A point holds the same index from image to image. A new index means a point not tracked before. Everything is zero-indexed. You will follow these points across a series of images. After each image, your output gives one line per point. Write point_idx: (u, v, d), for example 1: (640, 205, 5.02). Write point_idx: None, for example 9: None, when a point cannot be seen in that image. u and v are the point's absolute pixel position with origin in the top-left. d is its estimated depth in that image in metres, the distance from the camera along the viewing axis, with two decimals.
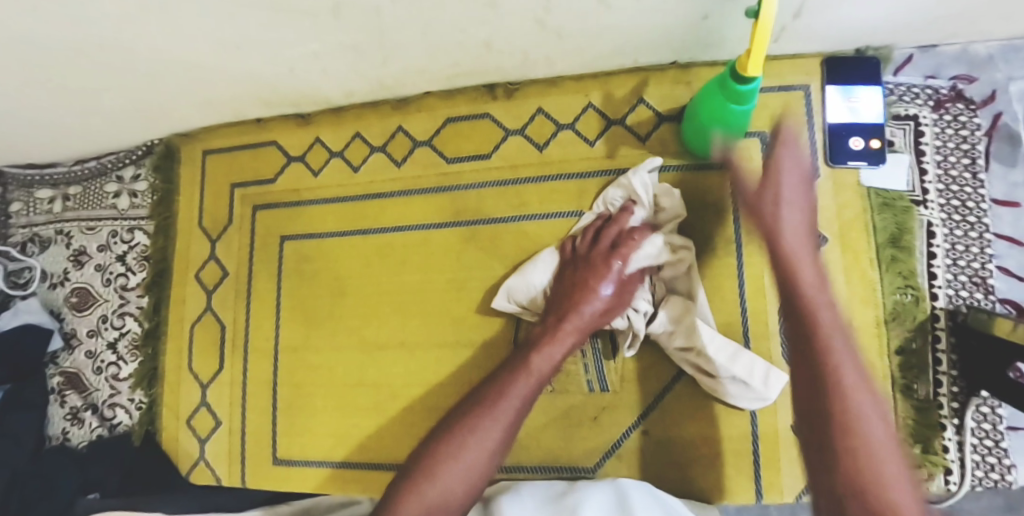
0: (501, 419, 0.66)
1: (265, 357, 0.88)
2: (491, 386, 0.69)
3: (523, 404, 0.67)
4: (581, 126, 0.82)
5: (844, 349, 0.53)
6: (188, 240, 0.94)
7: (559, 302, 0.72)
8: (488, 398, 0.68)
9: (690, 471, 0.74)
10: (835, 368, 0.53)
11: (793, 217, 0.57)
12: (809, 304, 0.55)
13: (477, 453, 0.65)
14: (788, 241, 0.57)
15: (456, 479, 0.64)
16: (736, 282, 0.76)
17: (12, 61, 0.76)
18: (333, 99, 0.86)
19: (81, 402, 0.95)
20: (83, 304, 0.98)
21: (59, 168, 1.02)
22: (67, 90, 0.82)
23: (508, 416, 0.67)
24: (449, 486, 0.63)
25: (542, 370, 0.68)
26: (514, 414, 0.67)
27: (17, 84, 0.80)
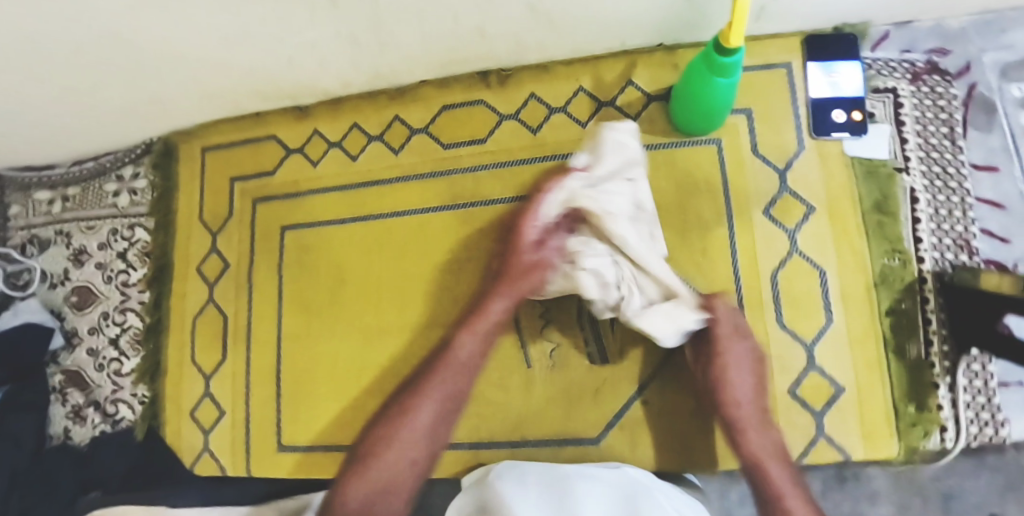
0: (432, 402, 0.73)
1: (267, 346, 0.88)
2: (419, 376, 0.76)
3: (446, 382, 0.74)
4: (573, 109, 0.84)
5: (763, 430, 0.70)
6: (188, 235, 0.95)
7: (489, 281, 0.77)
8: (419, 384, 0.75)
9: (695, 438, 0.75)
10: (757, 449, 0.69)
11: (733, 339, 0.71)
12: (740, 419, 0.70)
13: (411, 435, 0.72)
14: (729, 370, 0.70)
15: (394, 458, 0.72)
16: (729, 253, 0.78)
17: (17, 58, 0.77)
18: (331, 90, 0.88)
19: (83, 400, 0.95)
20: (83, 303, 0.98)
21: (57, 170, 1.03)
22: (70, 87, 0.84)
23: (439, 396, 0.73)
24: (386, 468, 0.71)
25: (467, 353, 0.74)
26: (443, 393, 0.74)
27: (22, 82, 0.82)
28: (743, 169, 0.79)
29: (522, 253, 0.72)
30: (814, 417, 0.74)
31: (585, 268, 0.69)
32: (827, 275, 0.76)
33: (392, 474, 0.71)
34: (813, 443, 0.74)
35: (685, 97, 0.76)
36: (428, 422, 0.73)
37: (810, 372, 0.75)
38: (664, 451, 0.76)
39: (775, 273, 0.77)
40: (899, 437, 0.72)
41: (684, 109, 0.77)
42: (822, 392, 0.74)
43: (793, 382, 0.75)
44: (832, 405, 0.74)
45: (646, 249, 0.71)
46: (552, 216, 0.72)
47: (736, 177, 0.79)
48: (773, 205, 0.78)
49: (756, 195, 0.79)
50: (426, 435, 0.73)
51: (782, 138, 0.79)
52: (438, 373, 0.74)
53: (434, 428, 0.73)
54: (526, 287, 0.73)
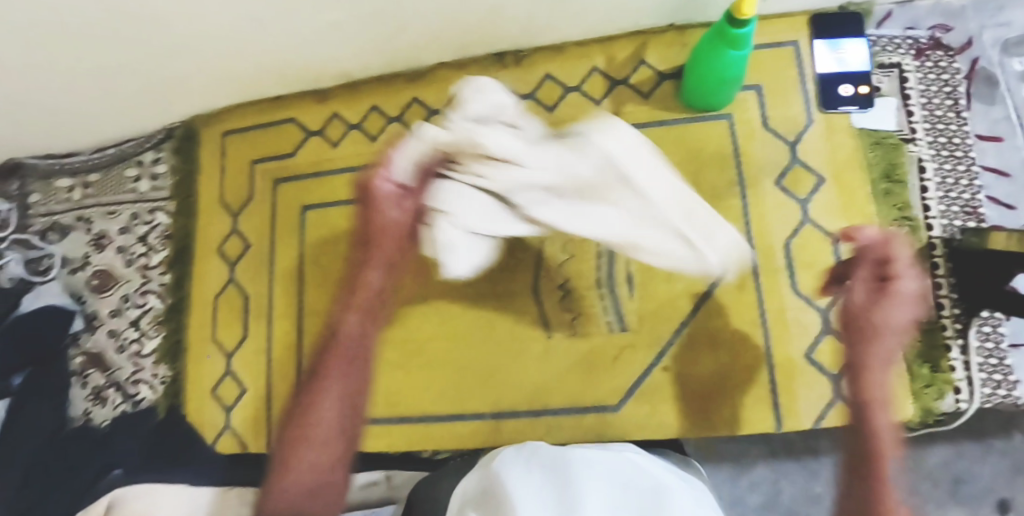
0: (336, 388, 0.75)
1: (289, 322, 0.90)
2: (318, 364, 0.77)
3: (349, 367, 0.76)
4: (587, 88, 0.87)
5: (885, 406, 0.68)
6: (208, 216, 0.97)
7: (356, 256, 0.79)
8: (320, 370, 0.76)
9: (712, 405, 0.77)
10: (875, 420, 0.67)
11: (898, 305, 0.68)
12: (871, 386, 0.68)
13: (323, 423, 0.73)
14: (879, 332, 0.68)
15: (312, 453, 0.72)
16: (742, 223, 0.80)
17: (43, 44, 0.79)
18: (351, 73, 0.90)
19: (104, 381, 0.96)
20: (104, 286, 1.00)
21: (79, 157, 1.04)
22: (94, 73, 0.85)
23: (340, 381, 0.75)
24: (311, 464, 0.72)
25: (350, 335, 0.77)
26: (345, 376, 0.75)
27: (47, 67, 0.83)
28: (754, 142, 0.82)
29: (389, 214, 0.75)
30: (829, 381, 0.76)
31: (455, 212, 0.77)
32: (838, 243, 0.78)
33: (317, 470, 0.72)
34: (830, 407, 0.76)
35: (697, 74, 0.78)
36: (338, 410, 0.74)
37: (825, 336, 0.77)
38: (680, 415, 0.78)
39: (788, 242, 0.79)
40: (914, 398, 0.74)
41: (695, 86, 0.80)
42: (837, 355, 0.76)
43: (808, 346, 0.77)
44: None
45: (512, 147, 0.75)
46: (410, 162, 0.76)
47: (747, 151, 0.81)
48: (785, 176, 0.80)
49: (768, 167, 0.81)
50: (338, 424, 0.74)
51: (792, 113, 0.82)
52: (333, 362, 0.76)
53: (343, 416, 0.74)
54: (395, 247, 0.76)
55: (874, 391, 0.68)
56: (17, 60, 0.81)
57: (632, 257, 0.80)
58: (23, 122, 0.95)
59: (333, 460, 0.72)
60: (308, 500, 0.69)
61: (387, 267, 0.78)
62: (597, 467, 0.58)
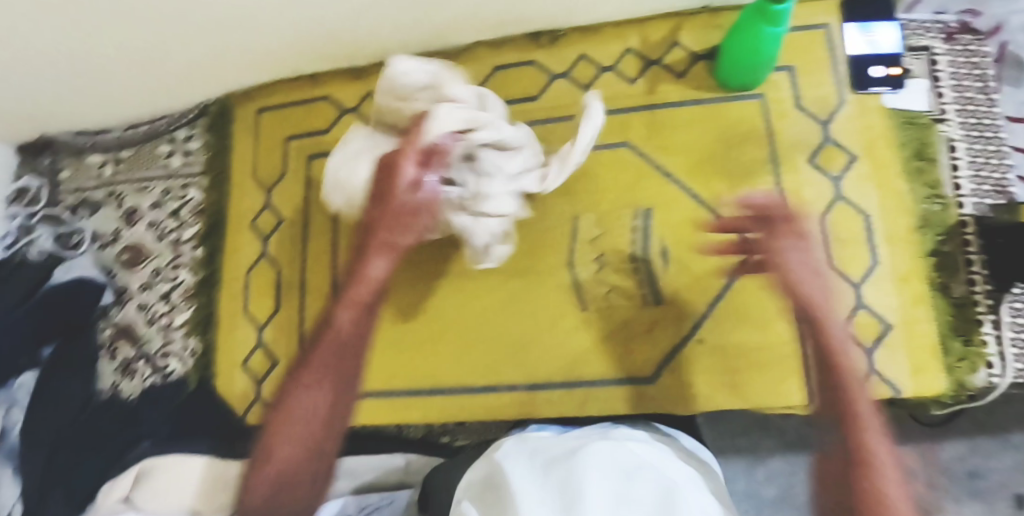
0: (327, 379, 0.66)
1: (321, 296, 0.90)
2: (306, 356, 0.68)
3: (336, 359, 0.66)
4: (621, 68, 0.88)
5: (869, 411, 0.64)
6: (241, 191, 0.98)
7: (359, 245, 0.70)
8: (307, 362, 0.67)
9: (746, 374, 0.78)
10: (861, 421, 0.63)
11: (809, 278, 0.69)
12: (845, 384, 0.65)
13: (299, 420, 0.65)
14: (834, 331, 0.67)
15: (288, 450, 0.65)
16: (776, 199, 0.81)
17: (84, 19, 0.79)
18: (387, 51, 0.92)
19: (134, 353, 0.97)
20: (135, 260, 1.00)
21: (110, 134, 1.05)
22: (132, 49, 0.86)
23: (322, 376, 0.66)
24: (286, 456, 0.65)
25: (342, 330, 0.67)
26: (331, 368, 0.66)
27: (85, 42, 0.83)
28: (787, 120, 0.83)
29: (404, 193, 0.67)
30: (863, 354, 0.77)
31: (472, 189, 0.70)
32: (871, 219, 0.79)
33: (297, 459, 0.65)
34: (866, 380, 0.77)
35: (733, 53, 0.80)
36: (318, 408, 0.65)
37: (860, 310, 0.78)
38: (715, 389, 0.78)
39: (822, 217, 0.80)
40: (948, 371, 0.75)
41: (732, 66, 0.81)
42: (871, 328, 0.77)
43: (843, 319, 0.78)
44: (882, 342, 0.77)
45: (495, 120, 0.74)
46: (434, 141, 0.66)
47: (781, 129, 0.83)
48: (817, 154, 0.82)
49: (802, 145, 0.82)
50: (318, 422, 0.65)
51: (824, 93, 0.83)
52: (317, 350, 0.67)
53: (325, 413, 0.65)
54: (408, 233, 0.68)
55: (854, 389, 0.65)
56: (56, 34, 0.82)
57: (662, 232, 0.82)
58: (59, 96, 0.95)
59: (312, 453, 0.65)
60: (291, 483, 0.65)
61: (389, 258, 0.68)
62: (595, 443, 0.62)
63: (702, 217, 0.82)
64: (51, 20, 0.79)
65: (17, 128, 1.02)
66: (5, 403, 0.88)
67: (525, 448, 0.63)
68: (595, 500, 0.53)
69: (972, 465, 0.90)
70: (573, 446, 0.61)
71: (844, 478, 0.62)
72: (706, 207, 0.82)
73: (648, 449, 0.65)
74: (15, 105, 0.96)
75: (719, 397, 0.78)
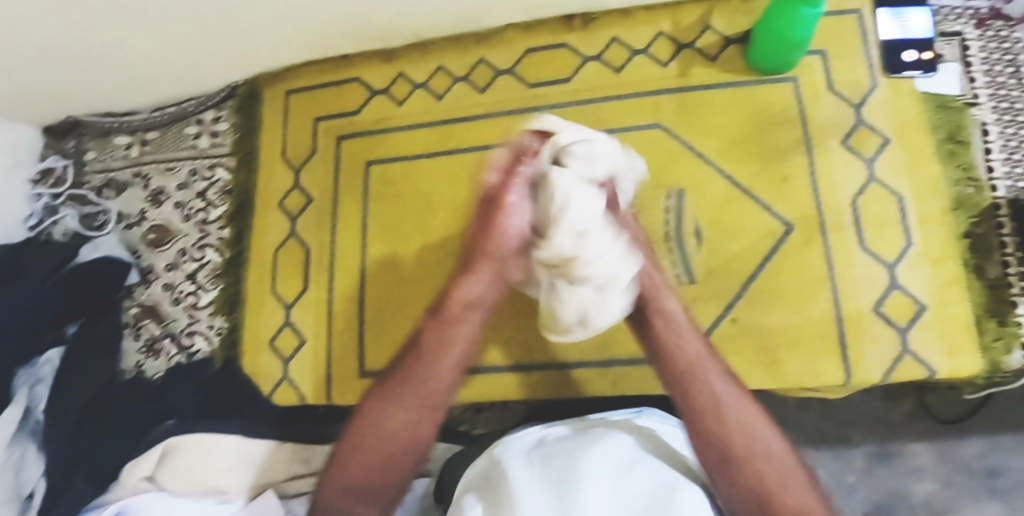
0: (411, 396, 0.68)
1: (351, 275, 0.92)
2: (396, 370, 0.70)
3: (430, 375, 0.68)
4: (654, 50, 0.88)
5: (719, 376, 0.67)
6: (270, 171, 0.98)
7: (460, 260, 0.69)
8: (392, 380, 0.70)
9: (779, 356, 0.78)
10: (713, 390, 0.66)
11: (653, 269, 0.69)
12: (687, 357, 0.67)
13: (382, 431, 0.68)
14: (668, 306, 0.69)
15: (371, 458, 0.67)
16: (809, 180, 0.81)
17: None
18: (420, 32, 0.92)
19: (159, 332, 0.97)
20: (160, 240, 1.00)
21: (137, 116, 1.05)
22: (165, 27, 0.85)
23: (415, 393, 0.68)
24: (368, 462, 0.67)
25: (442, 348, 0.68)
26: (428, 385, 0.68)
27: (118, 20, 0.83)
28: (820, 103, 0.83)
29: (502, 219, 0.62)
30: (897, 335, 0.77)
31: (552, 243, 0.60)
32: (905, 201, 0.80)
33: (375, 470, 0.67)
34: (899, 360, 0.76)
35: (766, 37, 0.80)
36: (403, 421, 0.68)
37: (893, 291, 0.78)
38: (746, 369, 0.79)
39: (855, 199, 0.80)
40: (983, 352, 0.75)
41: (764, 49, 0.81)
42: (906, 309, 0.77)
43: (877, 299, 0.78)
44: (916, 322, 0.77)
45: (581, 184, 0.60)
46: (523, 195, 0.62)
47: (813, 111, 0.83)
48: (850, 136, 0.82)
49: (833, 127, 0.83)
50: (404, 433, 0.68)
51: (856, 76, 0.83)
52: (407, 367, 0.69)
53: (412, 424, 0.68)
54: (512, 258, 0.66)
55: (699, 371, 0.67)
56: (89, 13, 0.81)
57: (697, 213, 0.83)
58: (86, 77, 0.95)
59: (396, 458, 0.68)
60: (369, 488, 0.67)
61: (494, 276, 0.66)
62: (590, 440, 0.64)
63: (734, 197, 0.82)
64: (51, 21, 0.81)
65: (43, 110, 1.02)
66: (29, 381, 0.88)
67: (523, 448, 0.66)
68: (592, 493, 0.57)
69: (993, 464, 0.89)
70: (570, 445, 0.64)
71: (718, 458, 0.64)
72: (738, 188, 0.82)
73: (655, 445, 0.68)
74: (42, 85, 0.95)
75: (748, 379, 0.78)
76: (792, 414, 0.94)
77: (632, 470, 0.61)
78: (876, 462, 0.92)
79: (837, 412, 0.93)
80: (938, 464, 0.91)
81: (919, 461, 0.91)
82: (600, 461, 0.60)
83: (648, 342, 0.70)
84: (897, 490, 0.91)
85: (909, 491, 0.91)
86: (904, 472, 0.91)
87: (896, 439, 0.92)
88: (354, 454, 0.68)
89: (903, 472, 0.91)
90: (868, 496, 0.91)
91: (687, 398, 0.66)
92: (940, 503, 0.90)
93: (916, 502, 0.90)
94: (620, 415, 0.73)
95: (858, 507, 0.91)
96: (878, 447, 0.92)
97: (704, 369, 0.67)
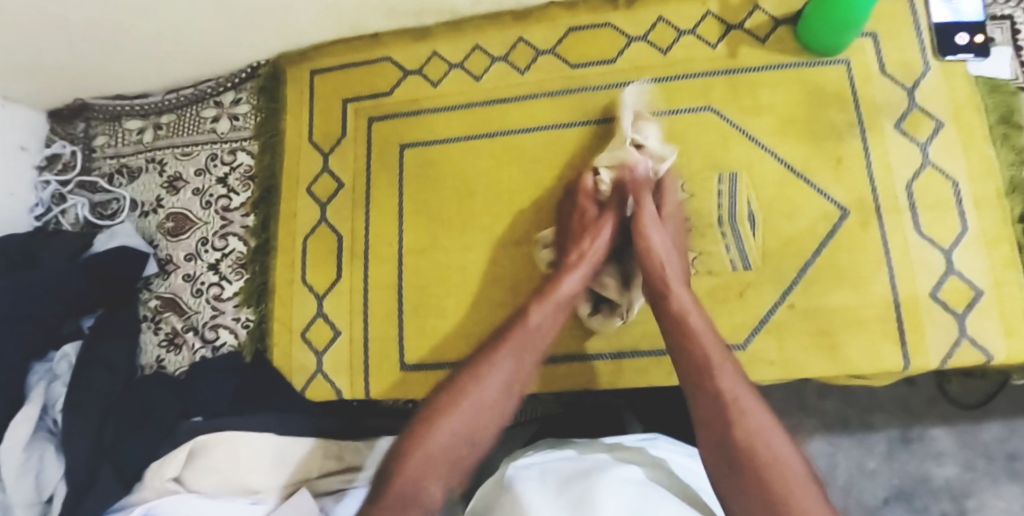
0: (481, 394, 0.65)
1: (387, 262, 0.89)
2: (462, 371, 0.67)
3: (506, 381, 0.66)
4: (702, 31, 0.86)
5: (726, 362, 0.65)
6: (298, 155, 0.95)
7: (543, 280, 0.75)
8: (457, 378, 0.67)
9: (835, 341, 0.77)
10: (718, 372, 0.64)
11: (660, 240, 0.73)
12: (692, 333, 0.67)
13: (471, 406, 0.65)
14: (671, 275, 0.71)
15: (459, 426, 0.64)
16: (863, 163, 0.80)
17: None
18: (458, 9, 0.89)
19: (181, 325, 0.92)
20: (178, 229, 0.95)
21: (151, 99, 0.99)
22: (190, 3, 0.80)
23: (502, 371, 0.67)
24: (453, 429, 0.63)
25: (541, 325, 0.70)
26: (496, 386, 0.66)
27: None
28: (873, 86, 0.82)
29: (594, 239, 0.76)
30: (956, 319, 0.76)
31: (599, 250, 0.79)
32: (959, 185, 0.79)
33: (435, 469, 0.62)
34: (957, 344, 0.76)
35: (824, 20, 0.78)
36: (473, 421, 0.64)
37: (951, 275, 0.77)
38: (802, 355, 0.78)
39: (910, 183, 0.79)
40: None
41: (820, 32, 0.79)
42: (963, 294, 0.77)
43: (934, 283, 0.77)
44: (974, 307, 0.76)
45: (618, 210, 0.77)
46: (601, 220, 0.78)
47: (866, 93, 0.82)
48: (903, 120, 0.81)
49: (887, 110, 0.81)
50: (473, 437, 0.64)
51: (908, 57, 0.82)
52: (506, 341, 0.68)
53: (502, 398, 0.66)
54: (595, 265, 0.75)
55: (716, 375, 0.64)
56: None
57: (751, 195, 0.81)
58: (102, 53, 0.89)
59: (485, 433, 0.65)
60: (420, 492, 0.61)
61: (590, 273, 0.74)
62: (614, 468, 0.64)
63: (788, 181, 0.81)
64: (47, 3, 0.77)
65: (49, 90, 0.95)
66: (46, 377, 0.85)
67: (537, 468, 0.67)
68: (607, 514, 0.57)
69: (1012, 447, 0.88)
70: (588, 467, 0.65)
71: (719, 438, 0.61)
72: (792, 172, 0.81)
73: (654, 464, 0.68)
74: (52, 62, 0.89)
75: (807, 362, 0.78)
76: (811, 400, 0.93)
77: (652, 499, 0.60)
78: (896, 447, 0.91)
79: (858, 398, 0.92)
80: (959, 447, 0.89)
81: (940, 445, 0.90)
82: (620, 491, 0.60)
83: (672, 344, 0.68)
84: (918, 475, 0.89)
85: (930, 475, 0.89)
86: (925, 456, 0.90)
87: (919, 423, 0.91)
88: (439, 424, 0.64)
89: (924, 455, 0.90)
90: (889, 481, 0.90)
91: (705, 403, 0.63)
92: (960, 486, 0.88)
93: (937, 486, 0.89)
94: (619, 439, 0.73)
95: (879, 492, 0.90)
96: (898, 432, 0.91)
97: (712, 353, 0.65)
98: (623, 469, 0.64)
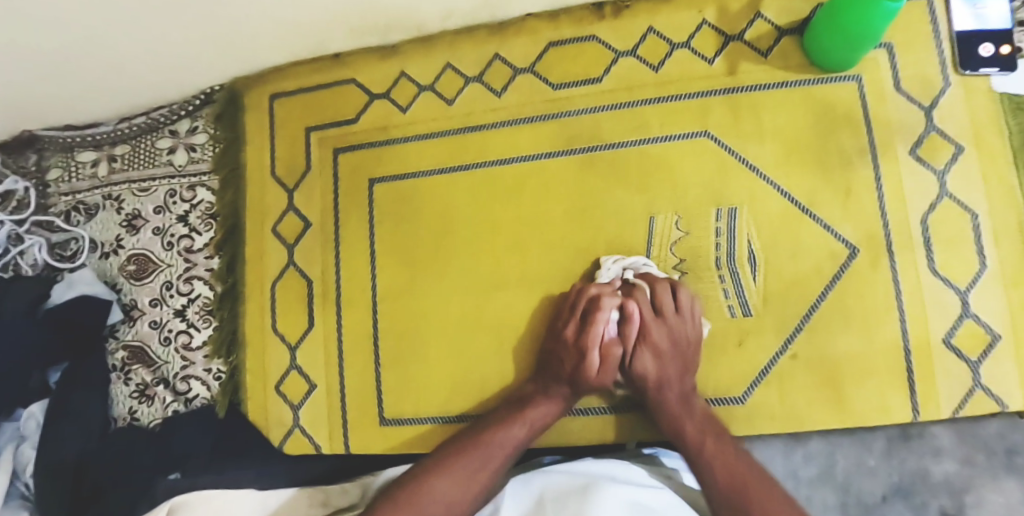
0: (469, 460, 0.67)
1: (362, 305, 0.84)
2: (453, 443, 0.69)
3: (487, 447, 0.68)
4: (698, 44, 0.77)
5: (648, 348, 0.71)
6: (262, 190, 0.89)
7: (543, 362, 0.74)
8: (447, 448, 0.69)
9: (837, 389, 0.73)
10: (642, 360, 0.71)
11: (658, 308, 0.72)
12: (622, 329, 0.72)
13: (469, 461, 0.66)
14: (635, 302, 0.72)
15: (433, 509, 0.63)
16: (875, 195, 0.73)
17: None
18: (426, 24, 0.80)
19: (150, 377, 0.88)
20: (141, 272, 0.89)
21: (102, 128, 0.93)
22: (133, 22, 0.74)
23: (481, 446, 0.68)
24: (442, 490, 0.64)
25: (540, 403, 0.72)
26: (490, 445, 0.68)
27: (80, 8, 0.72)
28: (886, 103, 0.74)
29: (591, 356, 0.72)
30: (968, 367, 0.71)
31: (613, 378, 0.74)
32: (979, 217, 0.72)
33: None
34: (969, 395, 0.71)
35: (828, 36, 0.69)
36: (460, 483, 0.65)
37: (966, 319, 0.71)
38: (803, 406, 0.73)
39: (924, 216, 0.72)
40: None
41: (825, 49, 0.71)
42: (977, 340, 0.71)
43: (948, 329, 0.71)
44: (989, 354, 0.71)
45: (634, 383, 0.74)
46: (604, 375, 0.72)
47: (879, 112, 0.74)
48: (919, 145, 0.73)
49: (900, 131, 0.73)
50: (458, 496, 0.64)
51: (926, 72, 0.73)
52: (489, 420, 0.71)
53: (483, 469, 0.66)
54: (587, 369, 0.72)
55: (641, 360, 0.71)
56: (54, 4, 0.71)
57: (751, 232, 0.75)
58: (42, 79, 0.82)
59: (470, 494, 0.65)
60: None
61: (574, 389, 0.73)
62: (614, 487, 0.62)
63: (791, 215, 0.74)
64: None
65: None
66: (14, 439, 0.82)
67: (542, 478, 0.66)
68: None
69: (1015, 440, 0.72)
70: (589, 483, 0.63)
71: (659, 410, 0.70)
72: (795, 206, 0.74)
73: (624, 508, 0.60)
74: None
75: (808, 415, 0.73)
76: None
77: None
78: (894, 442, 0.74)
79: None
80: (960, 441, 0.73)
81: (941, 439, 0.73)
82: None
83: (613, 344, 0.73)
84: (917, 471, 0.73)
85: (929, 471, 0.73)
86: (924, 451, 0.73)
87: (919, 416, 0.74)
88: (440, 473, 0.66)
89: (923, 451, 0.73)
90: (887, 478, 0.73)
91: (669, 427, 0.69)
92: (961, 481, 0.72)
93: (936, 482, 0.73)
94: (570, 485, 0.63)
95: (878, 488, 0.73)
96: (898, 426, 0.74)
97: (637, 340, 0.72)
98: (621, 491, 0.62)
